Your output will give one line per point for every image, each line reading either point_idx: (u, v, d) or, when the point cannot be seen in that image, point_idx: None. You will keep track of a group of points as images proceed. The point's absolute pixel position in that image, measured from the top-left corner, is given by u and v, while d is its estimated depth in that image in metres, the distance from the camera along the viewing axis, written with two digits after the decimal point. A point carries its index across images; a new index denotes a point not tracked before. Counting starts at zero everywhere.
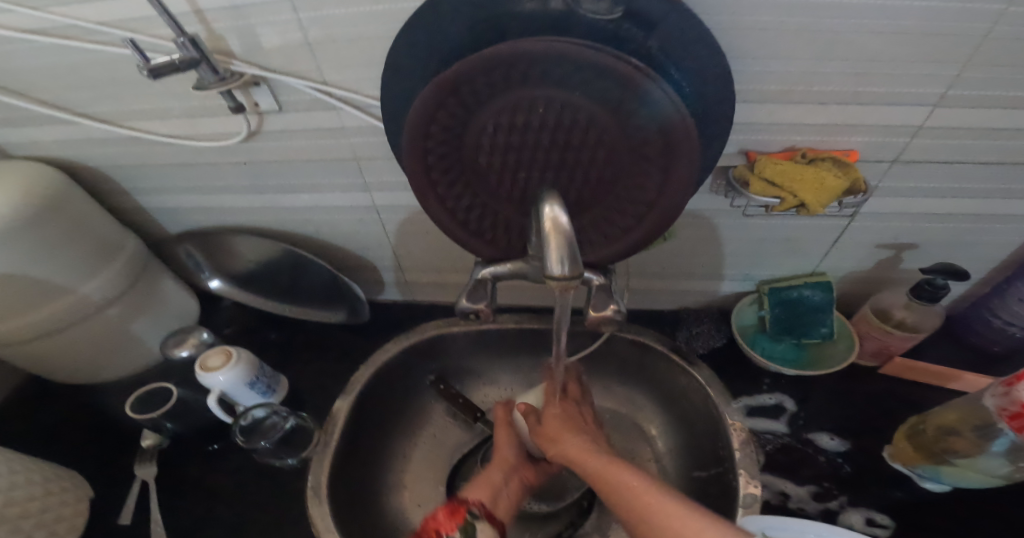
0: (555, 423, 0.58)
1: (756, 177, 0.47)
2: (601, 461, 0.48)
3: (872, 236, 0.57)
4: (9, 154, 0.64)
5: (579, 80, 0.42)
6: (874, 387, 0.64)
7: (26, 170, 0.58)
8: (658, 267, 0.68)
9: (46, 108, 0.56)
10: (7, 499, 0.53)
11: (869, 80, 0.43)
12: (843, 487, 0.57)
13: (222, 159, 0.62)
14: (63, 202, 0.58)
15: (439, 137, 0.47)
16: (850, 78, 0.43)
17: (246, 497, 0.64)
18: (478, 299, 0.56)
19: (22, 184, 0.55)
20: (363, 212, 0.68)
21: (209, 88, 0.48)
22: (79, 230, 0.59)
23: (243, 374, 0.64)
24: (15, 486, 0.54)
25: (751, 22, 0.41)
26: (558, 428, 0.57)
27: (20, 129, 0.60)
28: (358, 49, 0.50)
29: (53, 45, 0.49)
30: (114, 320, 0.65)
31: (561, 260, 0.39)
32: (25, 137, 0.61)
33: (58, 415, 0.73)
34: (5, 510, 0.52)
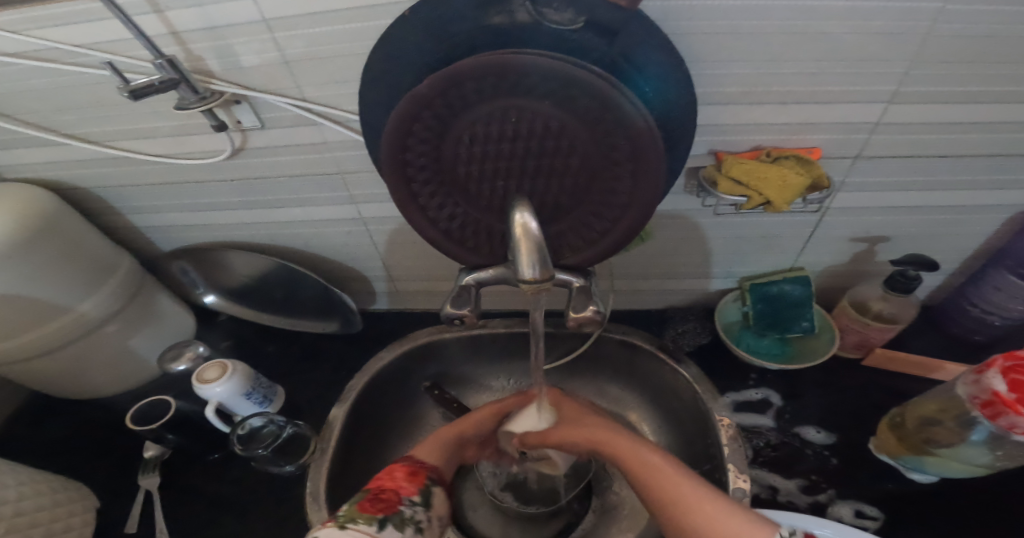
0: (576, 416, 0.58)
1: (724, 177, 0.48)
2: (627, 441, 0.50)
3: (846, 231, 0.58)
4: (4, 177, 0.65)
5: (547, 90, 0.44)
6: (859, 379, 0.65)
7: (21, 192, 0.60)
8: (640, 267, 0.69)
9: (37, 130, 0.57)
10: (17, 509, 0.55)
11: (822, 80, 0.44)
12: (832, 480, 0.57)
13: (209, 177, 0.64)
14: (58, 222, 0.59)
15: (417, 149, 0.49)
16: (803, 78, 0.44)
17: (246, 508, 0.66)
18: (463, 305, 0.56)
19: (18, 205, 0.57)
20: (350, 225, 0.70)
21: (190, 107, 0.50)
22: (74, 250, 0.61)
23: (239, 384, 0.66)
24: (23, 497, 0.56)
25: (704, 27, 0.42)
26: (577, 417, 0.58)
27: (13, 152, 0.62)
28: (332, 66, 0.51)
29: (39, 68, 0.51)
30: (111, 336, 0.67)
31: (533, 263, 0.40)
32: (20, 160, 0.63)
33: (63, 430, 0.75)
34: (14, 520, 0.54)
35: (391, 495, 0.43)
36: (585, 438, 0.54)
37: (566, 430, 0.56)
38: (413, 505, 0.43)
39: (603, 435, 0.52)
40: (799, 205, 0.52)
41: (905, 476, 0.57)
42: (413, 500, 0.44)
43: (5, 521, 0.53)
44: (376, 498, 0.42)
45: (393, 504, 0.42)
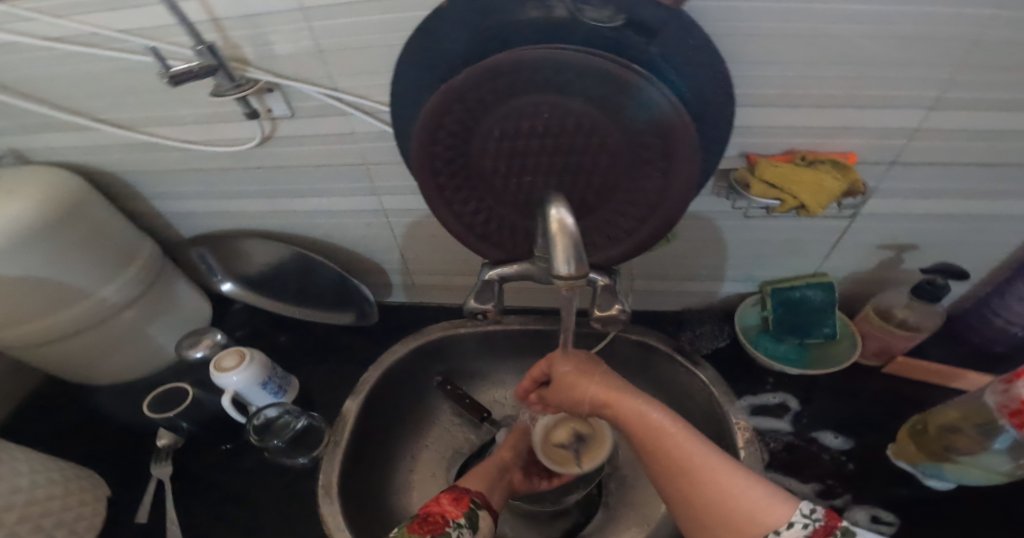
0: (575, 373, 0.53)
1: (756, 179, 0.48)
2: (637, 404, 0.47)
3: (872, 237, 0.58)
4: (29, 161, 0.66)
5: (580, 86, 0.44)
6: (878, 386, 0.65)
7: (48, 176, 0.60)
8: (661, 268, 0.69)
9: (67, 114, 0.57)
10: (30, 498, 0.55)
11: (864, 84, 0.44)
12: (848, 486, 0.57)
13: (234, 165, 0.64)
14: (84, 207, 0.59)
15: (446, 142, 0.49)
16: (845, 82, 0.44)
17: (257, 498, 0.65)
18: (486, 300, 0.56)
19: (43, 189, 0.57)
20: (372, 216, 0.70)
21: (225, 94, 0.49)
22: (99, 235, 0.61)
23: (255, 374, 0.66)
24: (36, 485, 0.56)
25: (747, 29, 0.42)
26: (576, 375, 0.53)
27: (41, 136, 0.62)
28: (366, 57, 0.51)
29: (76, 53, 0.51)
30: (131, 322, 0.67)
31: (568, 260, 0.40)
32: (48, 143, 0.63)
33: (76, 416, 0.74)
34: (27, 509, 0.54)
35: (439, 518, 0.49)
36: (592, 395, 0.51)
37: (569, 388, 0.53)
38: (458, 528, 0.48)
39: (612, 394, 0.49)
40: (833, 209, 0.52)
41: (923, 486, 0.57)
42: (459, 523, 0.49)
43: (18, 510, 0.53)
44: (424, 520, 0.48)
45: (439, 527, 0.48)
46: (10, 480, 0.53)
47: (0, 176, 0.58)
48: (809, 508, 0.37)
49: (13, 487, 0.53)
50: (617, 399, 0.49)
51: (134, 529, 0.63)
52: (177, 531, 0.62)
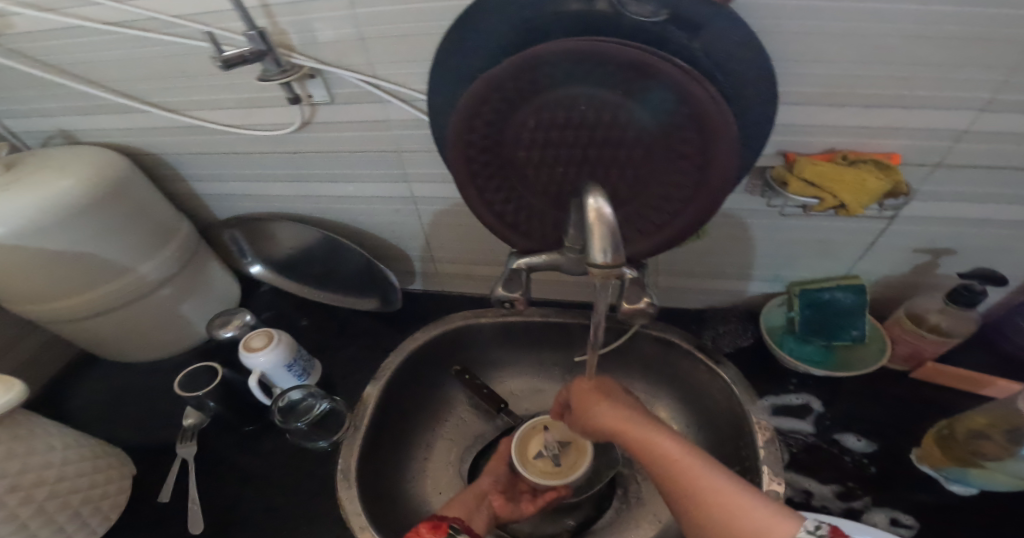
0: (586, 396, 0.53)
1: (795, 177, 0.48)
2: (645, 429, 0.47)
3: (908, 240, 0.58)
4: (78, 141, 0.69)
5: (622, 80, 0.44)
6: (904, 391, 0.64)
7: (95, 155, 0.61)
8: (688, 265, 0.69)
9: (117, 96, 0.60)
10: (59, 475, 0.56)
11: (914, 84, 0.43)
12: (869, 488, 0.57)
13: (271, 148, 0.65)
14: (127, 186, 0.61)
15: (482, 131, 0.49)
16: (895, 81, 0.43)
17: (277, 480, 0.66)
18: (514, 288, 0.57)
19: (92, 169, 0.59)
20: (401, 203, 0.70)
21: (273, 79, 0.50)
22: (141, 213, 0.62)
23: (283, 355, 0.68)
24: (67, 461, 0.57)
25: (794, 27, 0.42)
26: (586, 399, 0.53)
27: (91, 118, 0.65)
28: (407, 45, 0.52)
29: (134, 37, 0.53)
30: (167, 299, 0.68)
31: (604, 248, 0.41)
32: (97, 124, 0.65)
33: (105, 394, 0.76)
34: (55, 486, 0.56)
35: None
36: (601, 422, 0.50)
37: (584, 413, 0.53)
38: None
39: (621, 421, 0.49)
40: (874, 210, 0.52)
41: (950, 496, 0.56)
42: None
43: (47, 486, 0.55)
44: None
45: None
46: (43, 455, 0.55)
47: (53, 156, 0.61)
48: (814, 523, 0.37)
49: (45, 461, 0.55)
50: (625, 426, 0.48)
51: (157, 507, 0.65)
52: (198, 510, 0.64)
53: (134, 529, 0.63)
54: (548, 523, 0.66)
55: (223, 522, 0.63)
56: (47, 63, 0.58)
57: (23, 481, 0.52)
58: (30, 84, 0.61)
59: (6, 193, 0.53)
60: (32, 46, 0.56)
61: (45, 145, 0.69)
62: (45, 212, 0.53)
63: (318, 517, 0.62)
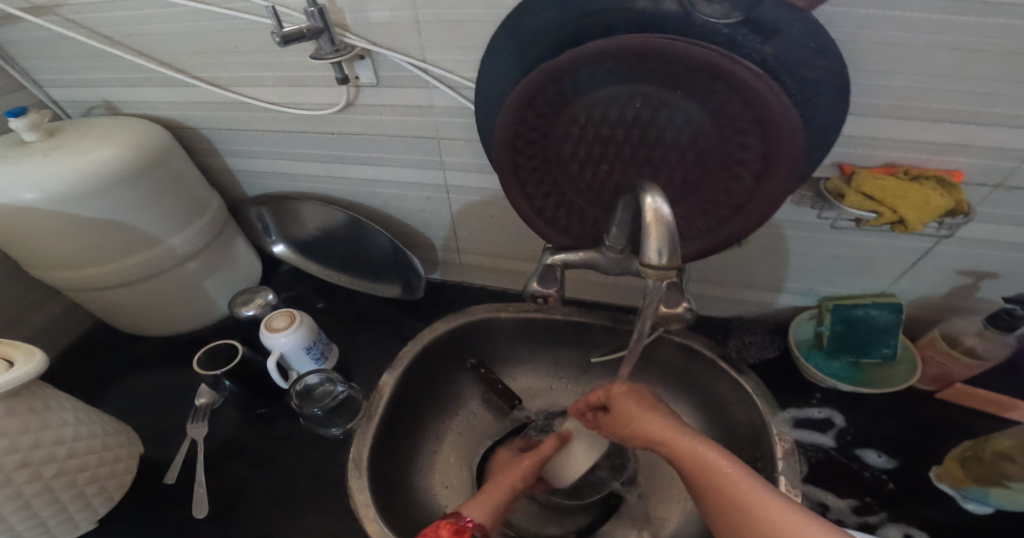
0: (622, 405, 0.54)
1: (853, 191, 0.49)
2: (689, 440, 0.46)
3: (951, 261, 0.57)
4: (119, 113, 0.71)
5: (684, 79, 0.42)
6: (931, 411, 0.64)
7: (139, 126, 0.62)
8: (719, 273, 0.69)
9: (164, 69, 0.62)
10: (71, 450, 0.54)
11: (990, 101, 0.43)
12: (885, 503, 0.56)
13: (312, 128, 0.65)
14: (166, 157, 0.62)
15: (532, 123, 0.48)
16: (969, 97, 0.43)
17: (288, 466, 0.64)
18: (549, 284, 0.53)
19: (132, 138, 0.59)
20: (433, 191, 0.69)
21: (325, 58, 0.52)
22: (177, 184, 0.63)
23: (303, 337, 0.66)
24: (79, 438, 0.55)
25: (874, 37, 0.42)
26: (622, 400, 0.54)
27: (135, 89, 0.67)
28: (462, 31, 0.51)
29: (191, 8, 0.55)
30: (191, 274, 0.69)
31: (660, 249, 0.39)
32: (145, 98, 0.68)
33: (117, 369, 0.75)
34: (66, 462, 0.53)
35: None
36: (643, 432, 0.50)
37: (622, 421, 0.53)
38: None
39: (665, 432, 0.48)
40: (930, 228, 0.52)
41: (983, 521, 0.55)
42: None
43: (58, 463, 0.52)
44: None
45: None
46: (56, 429, 0.52)
47: (96, 124, 0.62)
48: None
49: (57, 437, 0.52)
50: (671, 438, 0.47)
51: (163, 490, 0.62)
52: (205, 493, 0.61)
53: (139, 511, 0.61)
54: (555, 524, 0.65)
55: (230, 508, 0.60)
56: (102, 34, 0.61)
57: (34, 457, 0.50)
58: (84, 54, 0.64)
59: (52, 156, 0.54)
60: (90, 17, 0.59)
61: (86, 115, 0.72)
62: (90, 179, 0.54)
63: (327, 507, 0.60)
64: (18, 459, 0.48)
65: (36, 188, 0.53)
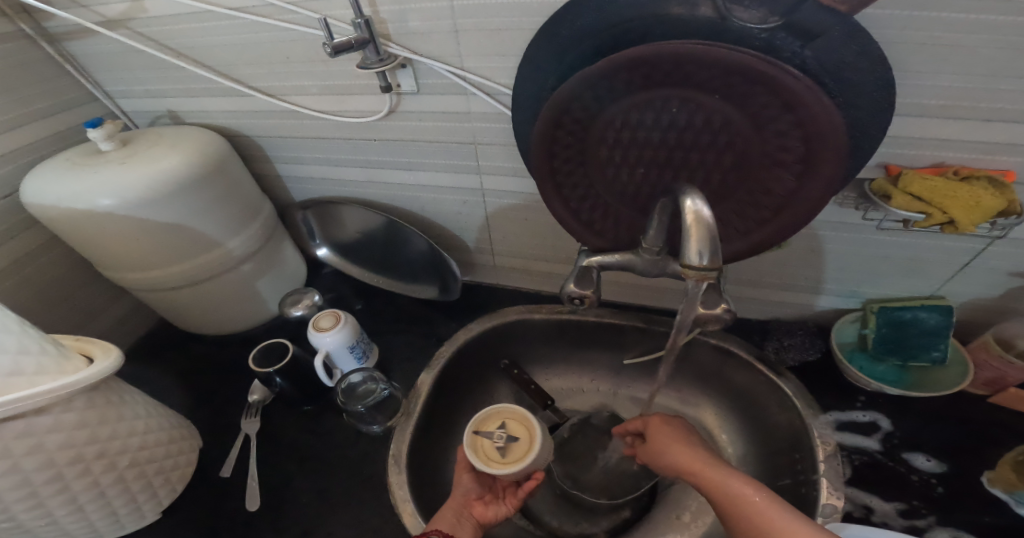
0: (653, 434, 0.55)
1: (900, 191, 0.48)
2: (717, 470, 0.47)
3: (1004, 262, 0.56)
4: (179, 121, 0.76)
5: (722, 83, 0.43)
6: (983, 418, 0.61)
7: (200, 135, 0.66)
8: (758, 275, 0.68)
9: (222, 80, 0.66)
10: (142, 441, 0.58)
11: None
12: (934, 508, 0.54)
13: (356, 135, 0.68)
14: (225, 166, 0.66)
15: (569, 128, 0.49)
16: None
17: (334, 460, 0.67)
18: (587, 285, 0.54)
19: (195, 148, 0.63)
20: (469, 194, 0.71)
21: (372, 67, 0.54)
22: (234, 192, 0.67)
23: (347, 336, 0.69)
24: (148, 429, 0.59)
25: (922, 35, 0.41)
26: (654, 428, 0.56)
27: (194, 100, 0.71)
28: (502, 38, 0.53)
29: (248, 22, 0.58)
30: (245, 275, 0.73)
31: (701, 251, 0.40)
32: (203, 107, 0.72)
33: (175, 365, 0.80)
34: (138, 453, 0.57)
35: None
36: (671, 460, 0.51)
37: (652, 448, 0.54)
38: None
39: (691, 461, 0.49)
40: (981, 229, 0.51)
41: None
42: None
43: (130, 453, 0.56)
44: None
45: None
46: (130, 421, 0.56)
47: (162, 134, 0.66)
48: None
49: (130, 430, 0.56)
50: (697, 466, 0.48)
51: (219, 482, 0.66)
52: (257, 486, 0.65)
53: (198, 501, 0.65)
54: (589, 521, 0.65)
55: (281, 500, 0.63)
56: (167, 47, 0.64)
57: (110, 448, 0.54)
58: (150, 68, 0.68)
59: (125, 166, 0.59)
60: (155, 33, 0.63)
61: (150, 124, 0.77)
62: (159, 188, 0.58)
63: (371, 502, 0.62)
64: (97, 449, 0.52)
65: (112, 195, 0.56)
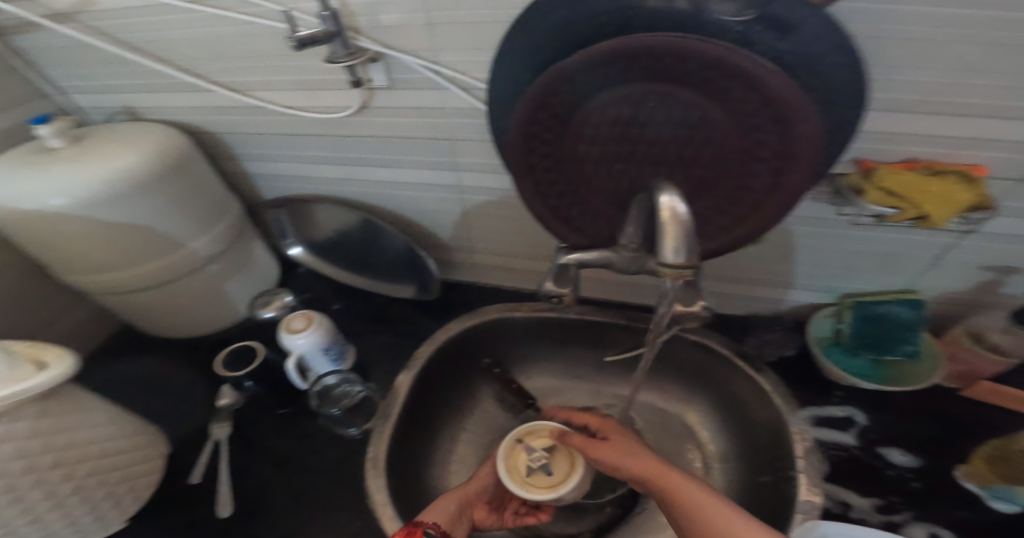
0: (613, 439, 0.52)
1: (873, 186, 0.48)
2: (680, 478, 0.45)
3: (976, 256, 0.56)
4: (140, 118, 0.73)
5: (699, 77, 0.42)
6: (956, 410, 0.62)
7: (160, 132, 0.64)
8: (736, 271, 0.68)
9: (185, 76, 0.63)
10: (101, 450, 0.55)
11: (1017, 93, 0.42)
12: (910, 502, 0.55)
13: (328, 131, 0.66)
14: (186, 163, 0.63)
15: (546, 123, 0.48)
16: (996, 90, 0.42)
17: (308, 464, 0.65)
18: (564, 284, 0.54)
19: (153, 145, 0.61)
20: (447, 191, 0.70)
21: (339, 61, 0.52)
22: (197, 190, 0.65)
23: (322, 338, 0.67)
24: (109, 437, 0.56)
25: (895, 29, 0.41)
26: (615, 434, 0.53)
27: (155, 95, 0.68)
28: (475, 32, 0.51)
29: (210, 15, 0.56)
30: (213, 276, 0.71)
31: (678, 249, 0.39)
32: (165, 103, 0.69)
33: (141, 370, 0.77)
34: (97, 462, 0.55)
35: None
36: (630, 466, 0.48)
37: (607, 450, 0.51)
38: None
39: (654, 467, 0.47)
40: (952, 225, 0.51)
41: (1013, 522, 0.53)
42: None
43: (89, 462, 0.54)
44: None
45: None
46: (88, 430, 0.54)
47: (119, 131, 0.64)
48: None
49: (88, 438, 0.54)
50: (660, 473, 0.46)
51: (188, 489, 0.64)
52: (229, 493, 0.63)
53: (165, 510, 0.62)
54: (572, 521, 0.65)
55: (254, 507, 0.62)
56: (126, 40, 0.62)
57: (66, 457, 0.51)
58: (107, 63, 0.65)
59: (77, 164, 0.56)
60: (111, 25, 0.60)
61: (109, 121, 0.74)
62: (114, 186, 0.56)
63: (346, 507, 0.61)
64: (52, 459, 0.50)
65: (63, 195, 0.54)
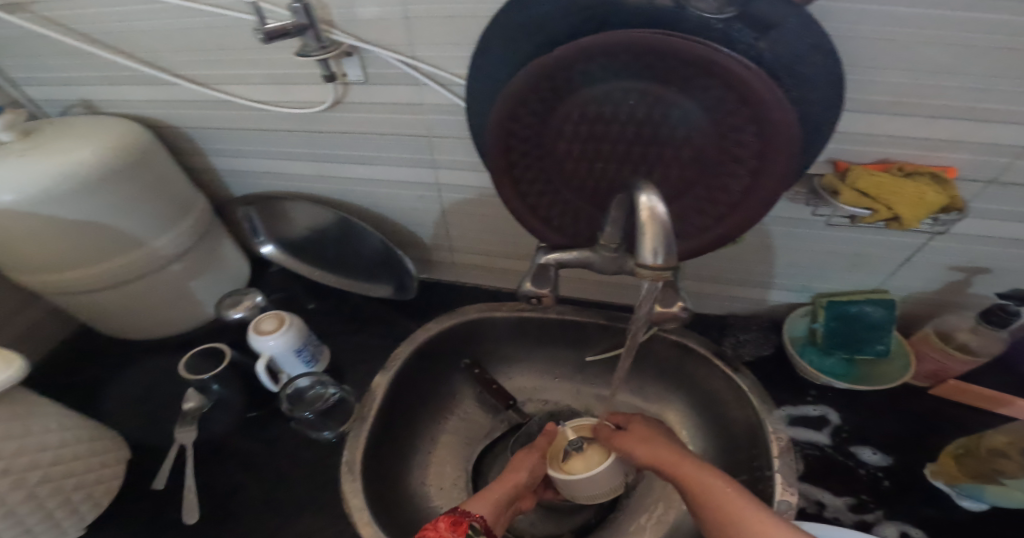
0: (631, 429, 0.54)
1: (847, 187, 0.49)
2: (693, 464, 0.46)
3: (945, 256, 0.58)
4: (99, 111, 0.69)
5: (680, 75, 0.42)
6: (926, 407, 0.64)
7: (120, 125, 0.61)
8: (714, 271, 0.69)
9: (147, 67, 0.60)
10: (55, 456, 0.53)
11: (987, 97, 0.43)
12: (881, 502, 0.56)
13: (302, 127, 0.64)
14: (148, 157, 0.60)
15: (526, 120, 0.47)
16: (968, 93, 0.43)
17: (279, 468, 0.63)
18: (543, 284, 0.53)
19: (111, 137, 0.58)
20: (425, 189, 0.68)
21: (311, 54, 0.51)
22: (161, 185, 0.62)
23: (294, 339, 0.65)
24: (64, 444, 0.53)
25: (871, 31, 0.41)
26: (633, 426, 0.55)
27: (116, 88, 0.65)
28: (453, 27, 0.50)
29: (175, 6, 0.53)
30: (177, 276, 0.68)
31: (655, 249, 0.39)
32: (126, 95, 0.66)
33: (101, 373, 0.73)
34: (50, 470, 0.52)
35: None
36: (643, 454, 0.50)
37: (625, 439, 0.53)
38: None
39: (670, 455, 0.48)
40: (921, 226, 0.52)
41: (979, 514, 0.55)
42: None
43: (42, 469, 0.51)
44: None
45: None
46: (40, 436, 0.51)
47: (76, 124, 0.60)
48: None
49: (40, 445, 0.51)
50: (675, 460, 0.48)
51: (151, 496, 0.61)
52: (194, 500, 0.60)
53: (126, 518, 0.59)
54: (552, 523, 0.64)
55: (221, 513, 0.59)
56: (83, 31, 0.59)
57: (16, 465, 0.48)
58: (62, 54, 0.62)
59: (27, 157, 0.53)
60: (66, 14, 0.57)
61: (65, 114, 0.70)
62: (67, 180, 0.53)
63: (320, 511, 0.59)
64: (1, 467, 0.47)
65: (12, 190, 0.51)
